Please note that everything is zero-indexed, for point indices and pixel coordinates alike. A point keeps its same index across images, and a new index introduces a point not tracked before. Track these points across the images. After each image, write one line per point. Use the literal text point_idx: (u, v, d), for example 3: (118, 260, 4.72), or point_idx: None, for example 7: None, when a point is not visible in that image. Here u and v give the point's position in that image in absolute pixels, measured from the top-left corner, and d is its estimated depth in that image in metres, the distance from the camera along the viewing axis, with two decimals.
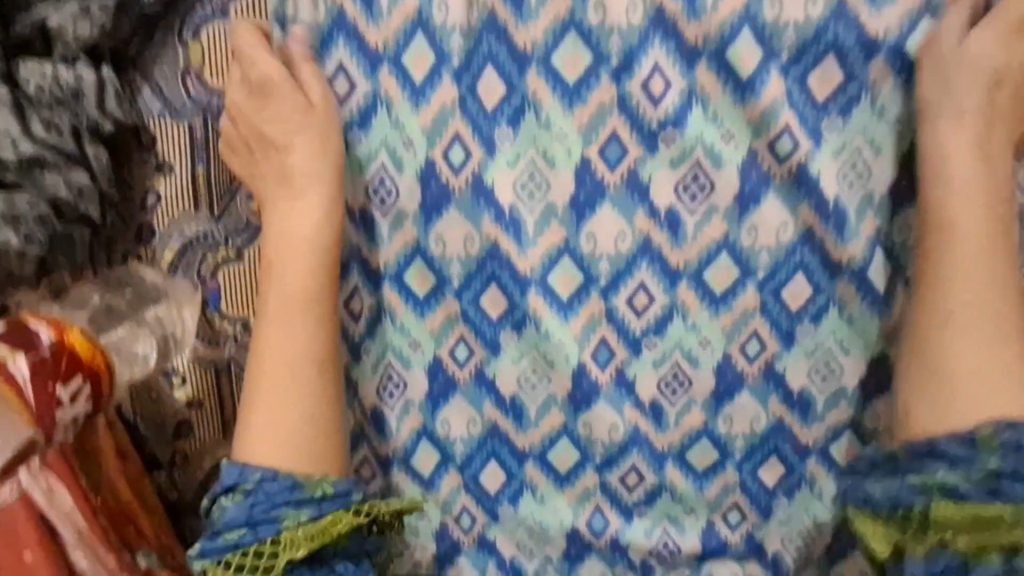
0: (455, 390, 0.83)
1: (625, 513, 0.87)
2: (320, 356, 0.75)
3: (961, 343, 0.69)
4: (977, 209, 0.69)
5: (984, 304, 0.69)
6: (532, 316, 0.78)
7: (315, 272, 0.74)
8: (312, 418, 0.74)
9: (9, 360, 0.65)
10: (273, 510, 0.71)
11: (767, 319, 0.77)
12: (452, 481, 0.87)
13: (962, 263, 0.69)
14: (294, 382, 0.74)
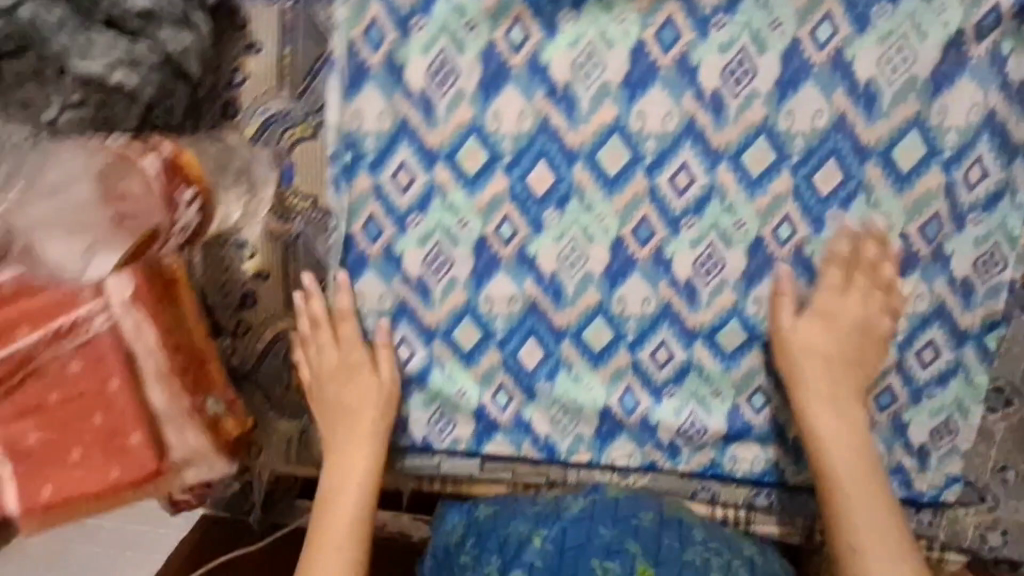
0: (498, 267, 0.89)
1: (655, 393, 0.94)
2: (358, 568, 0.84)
3: (864, 506, 0.84)
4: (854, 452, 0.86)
5: (867, 478, 0.85)
6: (577, 190, 0.85)
7: (358, 518, 0.86)
8: (361, 519, 0.86)
9: (142, 156, 0.75)
10: None
11: (799, 204, 0.85)
12: (492, 357, 0.93)
13: (848, 467, 0.85)
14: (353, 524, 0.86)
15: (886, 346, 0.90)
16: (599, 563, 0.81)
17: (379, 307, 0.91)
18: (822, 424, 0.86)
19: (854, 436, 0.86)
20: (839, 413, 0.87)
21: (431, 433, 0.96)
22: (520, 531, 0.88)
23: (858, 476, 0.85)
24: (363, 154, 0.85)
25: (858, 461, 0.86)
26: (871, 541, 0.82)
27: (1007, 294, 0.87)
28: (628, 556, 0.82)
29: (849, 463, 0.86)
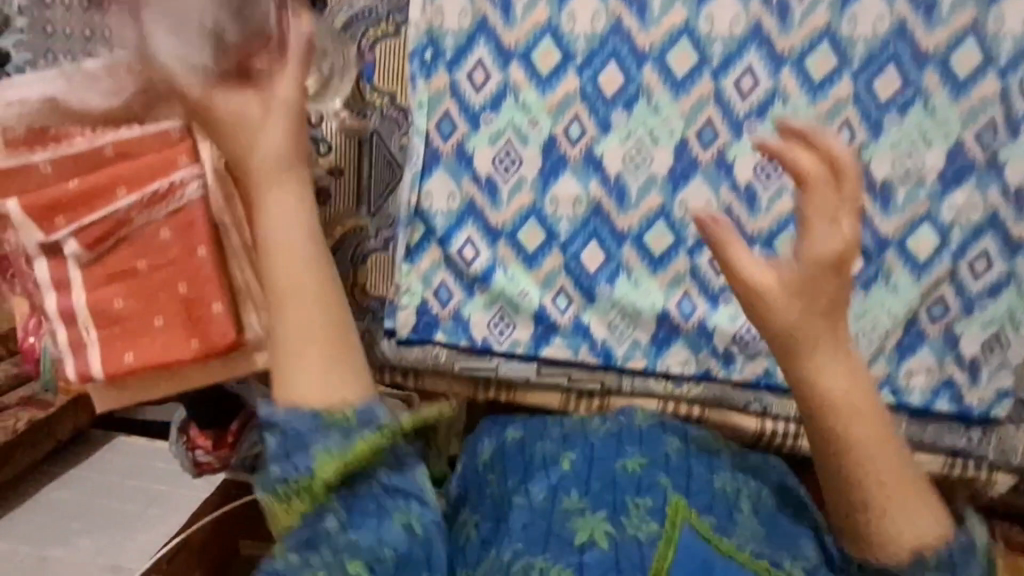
0: (565, 168, 0.92)
1: (712, 300, 0.96)
2: (327, 318, 0.63)
3: (878, 450, 0.65)
4: (864, 405, 0.66)
5: (881, 442, 0.65)
6: (645, 91, 0.89)
7: (311, 260, 0.63)
8: (314, 269, 0.63)
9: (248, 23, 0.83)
10: (305, 437, 0.59)
11: (858, 109, 0.89)
12: (554, 261, 0.95)
13: (852, 401, 0.65)
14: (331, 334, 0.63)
15: (939, 255, 0.93)
16: (632, 502, 0.74)
17: (446, 206, 0.93)
18: (830, 390, 0.66)
19: (860, 403, 0.66)
20: (847, 368, 0.66)
21: (490, 337, 0.98)
22: (548, 450, 0.83)
23: (870, 446, 0.65)
24: (443, 51, 0.89)
25: (874, 420, 0.66)
26: (894, 500, 0.65)
27: None
28: (661, 490, 0.76)
29: (864, 430, 0.65)
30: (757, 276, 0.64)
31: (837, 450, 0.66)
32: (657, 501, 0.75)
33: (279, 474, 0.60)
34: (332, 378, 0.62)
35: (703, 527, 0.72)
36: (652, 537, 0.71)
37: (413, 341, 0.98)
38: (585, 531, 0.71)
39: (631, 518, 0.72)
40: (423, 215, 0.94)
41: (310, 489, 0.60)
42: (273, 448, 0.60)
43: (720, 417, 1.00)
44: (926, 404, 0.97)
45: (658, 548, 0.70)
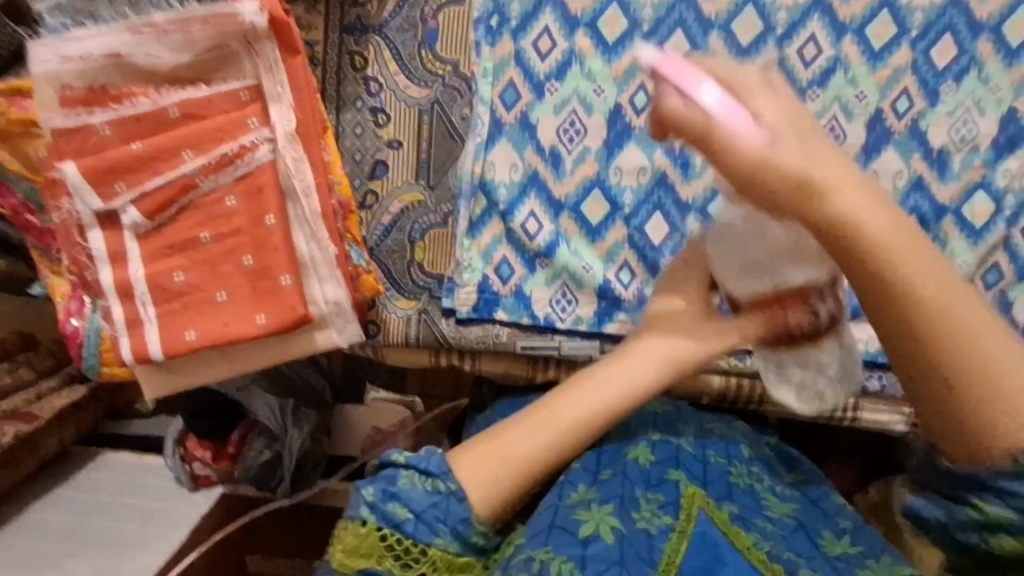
0: (630, 137, 0.92)
1: None
2: (551, 448, 0.65)
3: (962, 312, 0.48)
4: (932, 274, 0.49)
5: (907, 293, 0.49)
6: None
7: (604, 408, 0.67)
8: (588, 425, 0.66)
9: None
10: (444, 518, 0.60)
11: (917, 78, 0.91)
12: (618, 233, 0.94)
13: (924, 276, 0.49)
14: (529, 468, 0.63)
15: (995, 221, 0.94)
16: (642, 498, 0.65)
17: (509, 177, 0.92)
18: (878, 238, 0.50)
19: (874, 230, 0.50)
20: (876, 204, 0.51)
21: (552, 313, 0.95)
22: None
23: (946, 287, 0.49)
24: (509, 18, 0.88)
25: (939, 263, 0.50)
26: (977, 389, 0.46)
27: None
28: (673, 485, 0.67)
29: (916, 263, 0.49)
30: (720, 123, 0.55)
31: (895, 294, 0.49)
32: (669, 497, 0.65)
33: (399, 514, 0.59)
34: (495, 475, 0.62)
35: (719, 514, 0.63)
36: (666, 528, 0.60)
37: (473, 319, 0.95)
38: (590, 523, 0.60)
39: (642, 512, 0.63)
40: (488, 186, 0.92)
41: (415, 554, 0.59)
42: (413, 500, 0.60)
43: None
44: None
45: (669, 541, 0.59)
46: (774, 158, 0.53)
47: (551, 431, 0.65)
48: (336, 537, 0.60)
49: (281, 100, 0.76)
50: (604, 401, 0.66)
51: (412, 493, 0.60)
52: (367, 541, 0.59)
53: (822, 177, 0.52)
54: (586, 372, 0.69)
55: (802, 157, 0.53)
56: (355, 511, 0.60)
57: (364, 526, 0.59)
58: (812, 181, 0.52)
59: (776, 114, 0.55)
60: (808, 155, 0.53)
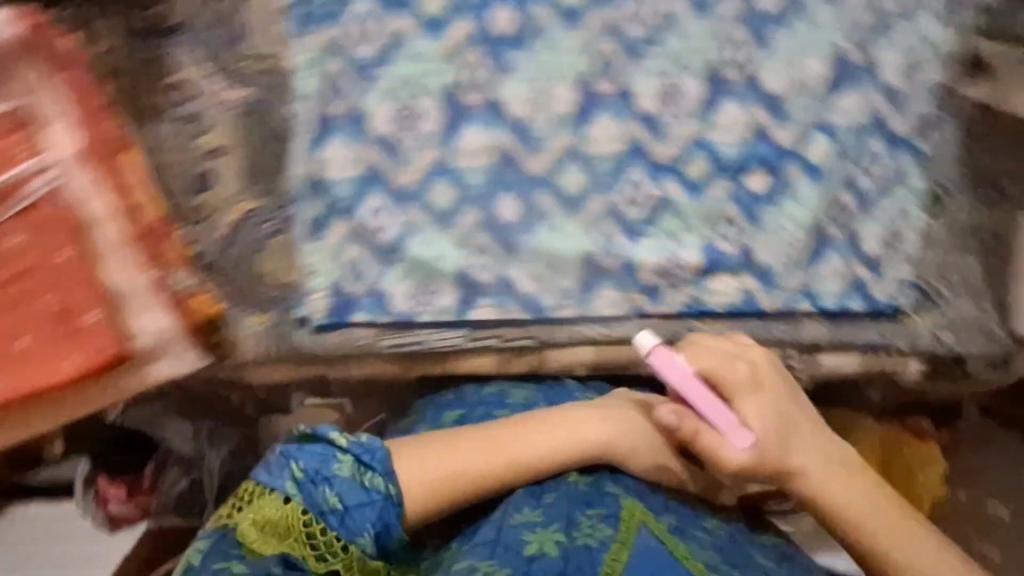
0: (468, 117, 0.88)
1: (631, 235, 0.95)
2: (503, 472, 0.74)
3: (895, 540, 0.71)
4: (875, 508, 0.72)
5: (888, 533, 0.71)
6: (539, 28, 0.87)
7: (557, 458, 0.76)
8: (541, 469, 0.76)
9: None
10: (373, 515, 0.66)
11: (744, 27, 0.91)
12: (469, 217, 0.92)
13: (870, 519, 0.71)
14: (471, 486, 0.73)
15: (834, 160, 0.96)
16: (582, 517, 0.71)
17: (348, 173, 0.88)
18: (841, 503, 0.72)
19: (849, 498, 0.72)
20: (827, 470, 0.73)
21: (414, 306, 0.93)
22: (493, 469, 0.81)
23: (889, 526, 0.71)
24: (321, 5, 0.83)
25: (906, 530, 0.71)
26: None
27: (932, 96, 0.95)
28: (611, 499, 0.74)
29: (888, 522, 0.71)
30: (740, 446, 0.72)
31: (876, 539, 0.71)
32: (609, 511, 0.73)
33: (330, 502, 0.65)
34: (440, 476, 0.72)
35: (658, 526, 0.72)
36: (605, 540, 0.69)
37: (330, 325, 0.92)
38: (533, 542, 0.68)
39: (584, 527, 0.70)
40: (324, 187, 0.88)
41: (336, 545, 0.64)
42: (345, 491, 0.66)
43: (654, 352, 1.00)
44: (841, 306, 1.01)
45: (610, 552, 0.68)
46: (765, 422, 0.73)
47: (507, 460, 0.75)
48: (256, 506, 0.65)
49: (60, 118, 0.76)
50: (560, 449, 0.76)
51: (342, 487, 0.66)
52: (289, 520, 0.64)
53: (789, 463, 0.73)
54: (560, 414, 0.79)
55: (778, 440, 0.73)
56: (280, 488, 0.66)
57: (286, 503, 0.65)
58: (789, 463, 0.73)
59: (753, 405, 0.74)
60: (781, 448, 0.72)
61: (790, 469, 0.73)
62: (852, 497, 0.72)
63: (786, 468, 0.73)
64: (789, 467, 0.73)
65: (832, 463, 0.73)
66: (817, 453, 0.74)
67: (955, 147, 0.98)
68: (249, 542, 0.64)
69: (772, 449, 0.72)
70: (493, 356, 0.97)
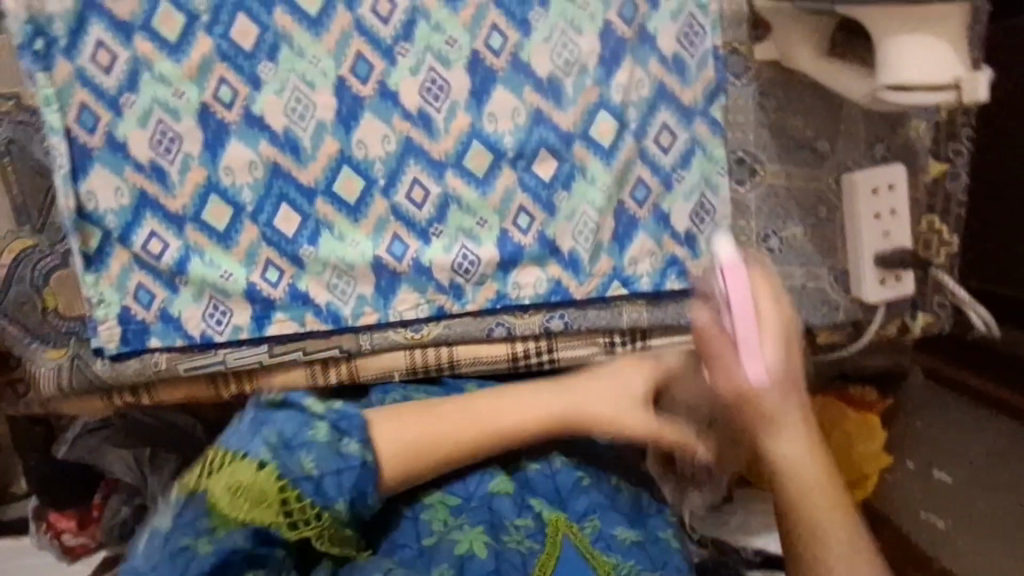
0: (228, 134, 0.88)
1: (422, 236, 0.93)
2: (475, 439, 0.82)
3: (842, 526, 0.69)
4: (814, 462, 0.71)
5: (807, 506, 0.69)
6: (284, 37, 0.86)
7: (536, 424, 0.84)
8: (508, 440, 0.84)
9: None
10: (344, 470, 0.73)
11: (501, 11, 0.88)
12: (249, 233, 0.91)
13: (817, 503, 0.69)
14: (422, 461, 0.79)
15: (623, 137, 0.92)
16: (511, 524, 0.81)
17: (116, 203, 0.88)
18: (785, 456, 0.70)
19: (791, 462, 0.70)
20: (812, 453, 0.71)
21: (207, 328, 0.92)
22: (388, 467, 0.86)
23: (818, 493, 0.70)
24: (56, 38, 0.84)
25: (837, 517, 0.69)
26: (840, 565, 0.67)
27: (715, 60, 0.91)
28: (537, 512, 0.83)
29: (823, 495, 0.70)
30: (750, 375, 0.69)
31: (790, 505, 0.70)
32: (535, 524, 0.82)
33: (309, 465, 0.72)
34: (426, 434, 0.80)
35: (581, 537, 0.81)
36: (534, 550, 0.79)
37: (125, 353, 0.92)
38: (464, 543, 0.77)
39: (510, 534, 0.80)
40: (92, 218, 0.88)
41: (309, 507, 0.71)
42: (321, 458, 0.73)
43: (469, 352, 0.97)
44: (656, 286, 0.97)
45: (538, 559, 0.78)
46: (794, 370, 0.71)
47: (473, 431, 0.82)
48: (231, 470, 0.70)
49: None
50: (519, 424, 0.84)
51: (316, 452, 0.73)
52: (266, 483, 0.70)
53: (783, 414, 0.70)
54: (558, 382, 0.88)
55: (785, 380, 0.70)
56: (255, 454, 0.72)
57: (261, 467, 0.70)
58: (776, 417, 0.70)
59: (774, 358, 0.69)
60: (784, 392, 0.70)
61: (778, 421, 0.70)
62: (796, 451, 0.71)
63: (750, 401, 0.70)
64: (778, 420, 0.70)
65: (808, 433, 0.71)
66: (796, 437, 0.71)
67: (754, 111, 0.93)
68: (219, 506, 0.68)
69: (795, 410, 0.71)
70: (400, 355, 0.97)
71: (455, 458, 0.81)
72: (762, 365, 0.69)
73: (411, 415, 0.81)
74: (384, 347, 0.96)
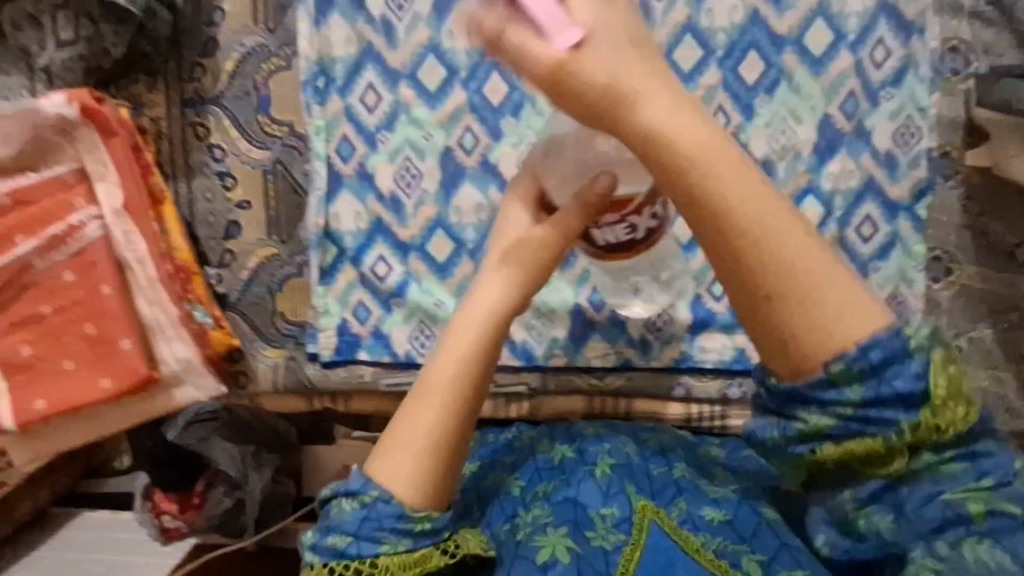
0: (463, 177, 0.97)
1: (621, 290, 0.99)
2: (458, 383, 0.71)
3: (729, 178, 0.57)
4: (732, 162, 0.58)
5: (814, 280, 0.55)
6: (529, 97, 0.95)
7: (486, 324, 0.73)
8: (463, 366, 0.71)
9: (56, 97, 0.84)
10: (368, 525, 0.66)
11: (729, 94, 0.95)
12: (465, 269, 0.99)
13: (727, 183, 0.57)
14: (431, 462, 0.68)
15: (826, 223, 0.97)
16: (596, 514, 0.75)
17: (355, 226, 0.98)
18: (681, 164, 0.58)
19: (737, 221, 0.56)
20: (681, 117, 0.60)
21: (412, 349, 1.00)
22: (499, 479, 0.85)
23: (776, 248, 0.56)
24: (335, 78, 0.95)
25: (732, 168, 0.58)
26: (808, 288, 0.55)
27: (927, 161, 0.95)
28: (625, 497, 0.76)
29: (759, 212, 0.56)
30: (562, 50, 0.62)
31: (714, 206, 0.57)
32: (621, 510, 0.75)
33: (340, 543, 0.67)
34: (397, 458, 0.68)
35: (670, 522, 0.73)
36: (620, 543, 0.72)
37: (336, 362, 1.00)
38: (546, 548, 0.72)
39: (595, 531, 0.73)
40: (333, 236, 0.98)
41: (370, 570, 0.65)
42: (344, 526, 0.67)
43: (645, 406, 1.02)
44: None
45: (624, 553, 0.71)
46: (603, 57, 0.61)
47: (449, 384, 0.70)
48: None
49: (105, 178, 0.88)
50: (498, 309, 0.74)
51: (344, 524, 0.67)
52: None
53: (631, 87, 0.61)
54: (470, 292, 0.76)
55: (611, 70, 0.61)
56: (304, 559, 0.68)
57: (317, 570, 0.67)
58: (625, 94, 0.61)
59: (606, 69, 0.61)
60: (621, 66, 0.61)
61: (626, 101, 0.60)
62: (682, 137, 0.59)
63: (611, 94, 0.61)
64: (631, 100, 0.60)
65: (665, 86, 0.62)
66: (663, 114, 0.60)
67: (958, 214, 0.96)
68: None
69: (654, 86, 0.61)
70: (580, 400, 1.02)
71: (463, 423, 0.71)
72: (564, 24, 0.62)
73: (400, 429, 0.69)
74: (571, 389, 1.01)
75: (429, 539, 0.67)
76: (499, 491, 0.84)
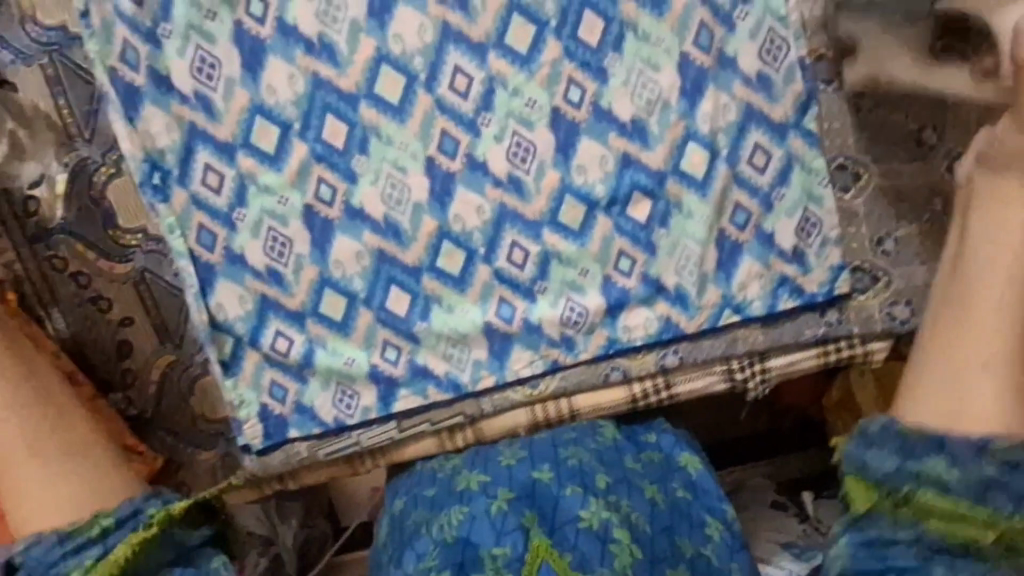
0: (334, 230, 0.92)
1: (528, 295, 0.94)
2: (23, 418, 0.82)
3: (981, 300, 0.74)
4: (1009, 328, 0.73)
5: (960, 367, 0.74)
6: (371, 129, 0.89)
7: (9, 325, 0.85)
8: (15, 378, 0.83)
9: None
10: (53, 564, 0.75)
11: (576, 64, 0.88)
12: (365, 318, 0.95)
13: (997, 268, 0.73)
14: (71, 462, 0.82)
15: (715, 165, 0.90)
16: (489, 555, 0.81)
17: (242, 310, 0.94)
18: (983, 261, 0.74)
19: (983, 307, 0.73)
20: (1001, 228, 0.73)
21: (339, 412, 0.97)
22: (419, 517, 0.89)
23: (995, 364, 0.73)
24: (169, 170, 0.90)
25: (972, 333, 0.74)
26: (943, 396, 0.73)
27: (802, 72, 0.88)
28: (521, 533, 0.82)
29: (991, 309, 0.74)
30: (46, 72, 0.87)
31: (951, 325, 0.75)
32: (518, 550, 0.81)
33: None
34: (60, 492, 0.80)
35: (561, 563, 0.80)
36: None
37: (270, 447, 0.97)
38: None
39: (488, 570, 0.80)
40: (223, 326, 0.94)
41: None
42: None
43: (585, 401, 0.98)
44: (769, 308, 0.94)
45: None
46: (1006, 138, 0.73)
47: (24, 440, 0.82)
48: None
49: None
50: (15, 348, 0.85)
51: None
52: None
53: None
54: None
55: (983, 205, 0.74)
56: None
57: None
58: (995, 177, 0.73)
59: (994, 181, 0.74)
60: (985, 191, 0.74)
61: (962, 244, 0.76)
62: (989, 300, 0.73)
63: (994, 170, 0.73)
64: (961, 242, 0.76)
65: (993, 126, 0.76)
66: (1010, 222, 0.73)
67: (851, 115, 0.90)
68: None
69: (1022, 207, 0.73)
70: (519, 412, 0.98)
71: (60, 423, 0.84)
72: None
73: (31, 481, 0.81)
74: (508, 406, 0.98)
75: (120, 537, 0.77)
76: (417, 530, 0.87)
